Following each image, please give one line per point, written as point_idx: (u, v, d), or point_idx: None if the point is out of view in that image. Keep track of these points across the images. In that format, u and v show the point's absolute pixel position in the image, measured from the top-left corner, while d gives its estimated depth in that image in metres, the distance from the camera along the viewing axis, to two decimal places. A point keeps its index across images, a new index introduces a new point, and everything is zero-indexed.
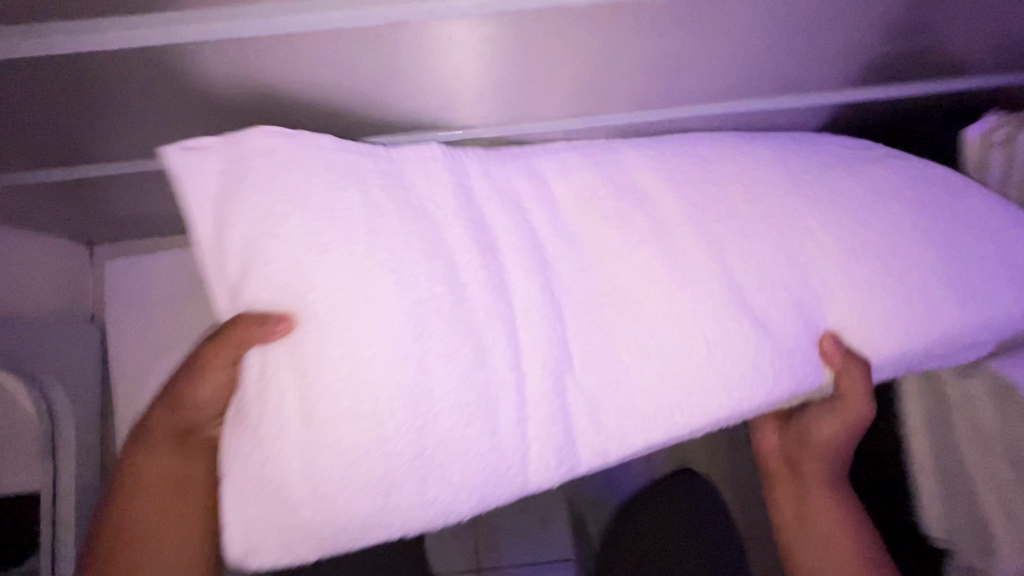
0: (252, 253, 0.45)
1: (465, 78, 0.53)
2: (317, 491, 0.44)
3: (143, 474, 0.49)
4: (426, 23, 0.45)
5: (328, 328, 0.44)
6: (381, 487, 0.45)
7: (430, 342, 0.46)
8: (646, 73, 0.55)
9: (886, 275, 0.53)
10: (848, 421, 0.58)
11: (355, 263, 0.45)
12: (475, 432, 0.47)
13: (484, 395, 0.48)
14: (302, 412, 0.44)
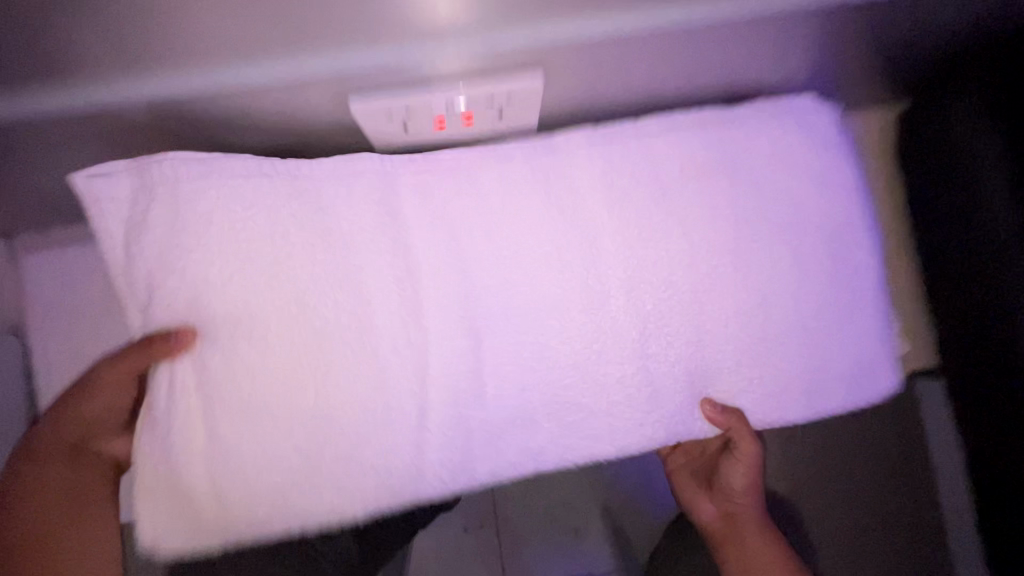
0: (164, 265, 0.50)
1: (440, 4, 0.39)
2: (220, 486, 0.51)
3: (35, 485, 0.55)
4: None
5: (232, 334, 0.50)
6: (273, 488, 0.51)
7: (312, 349, 0.51)
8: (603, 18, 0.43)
9: (739, 307, 0.55)
10: (748, 468, 0.60)
11: (249, 274, 0.51)
12: (352, 448, 0.51)
13: (369, 409, 0.51)
14: (199, 416, 0.50)
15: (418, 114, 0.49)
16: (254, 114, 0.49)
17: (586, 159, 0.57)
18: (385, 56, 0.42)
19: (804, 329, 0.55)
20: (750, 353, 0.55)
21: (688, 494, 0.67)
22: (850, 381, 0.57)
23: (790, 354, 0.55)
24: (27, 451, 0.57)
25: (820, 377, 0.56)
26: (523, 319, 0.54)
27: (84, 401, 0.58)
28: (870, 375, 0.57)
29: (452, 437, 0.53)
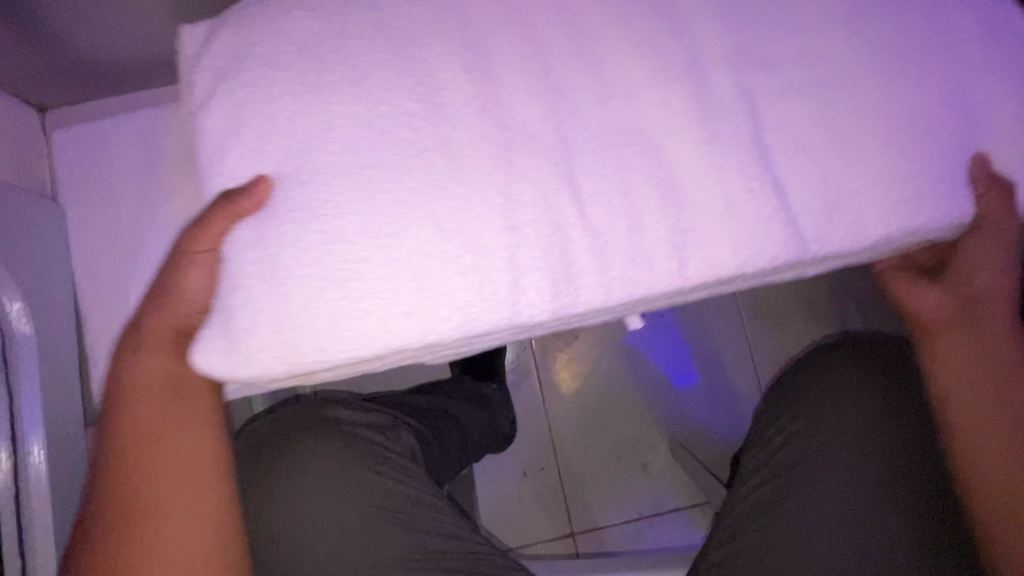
0: (228, 64, 0.42)
1: None
2: (290, 290, 0.39)
3: (136, 388, 0.42)
4: None
5: (301, 117, 0.41)
6: (360, 285, 0.39)
7: (394, 129, 0.41)
8: None
9: (928, 60, 0.45)
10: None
11: (320, 57, 0.42)
12: (438, 249, 0.40)
13: (445, 207, 0.40)
14: (241, 227, 0.40)
15: None
16: None
17: None
18: None
19: (968, 99, 0.44)
20: (910, 126, 0.42)
21: (897, 292, 0.50)
22: None
23: (958, 125, 0.43)
24: (128, 346, 0.43)
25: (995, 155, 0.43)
26: (612, 103, 0.43)
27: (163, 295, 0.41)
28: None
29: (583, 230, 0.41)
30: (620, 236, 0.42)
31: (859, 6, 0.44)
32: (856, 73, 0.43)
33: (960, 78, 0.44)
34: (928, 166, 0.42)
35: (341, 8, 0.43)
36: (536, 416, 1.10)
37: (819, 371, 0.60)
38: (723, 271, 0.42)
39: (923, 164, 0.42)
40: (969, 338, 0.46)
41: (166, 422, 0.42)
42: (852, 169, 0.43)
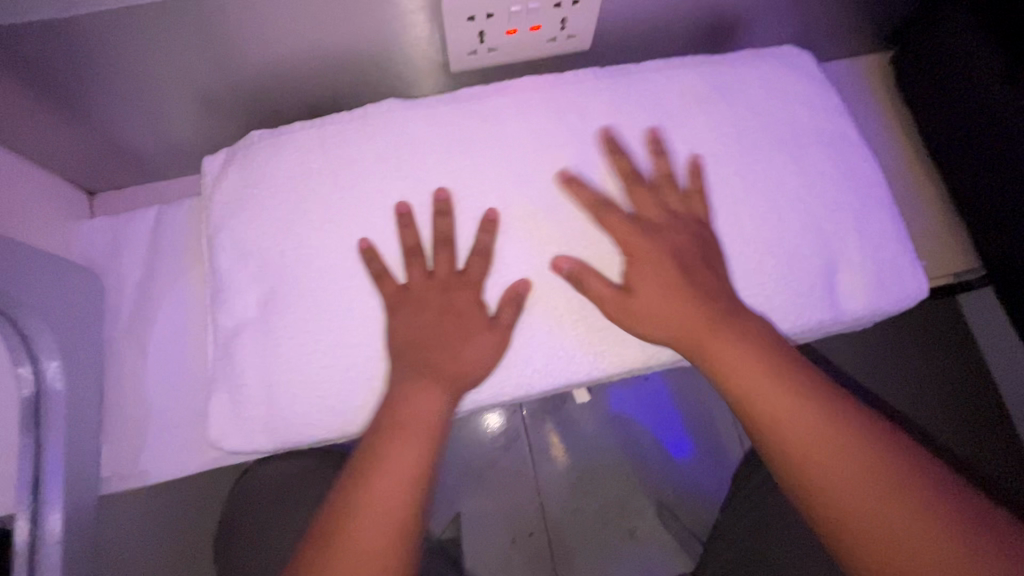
0: (249, 194, 0.57)
1: None
2: (277, 371, 0.52)
3: (404, 417, 0.50)
4: None
5: (297, 238, 0.55)
6: (324, 367, 0.52)
7: (367, 247, 0.54)
8: None
9: (782, 200, 0.58)
10: (665, 241, 0.55)
11: (315, 189, 0.56)
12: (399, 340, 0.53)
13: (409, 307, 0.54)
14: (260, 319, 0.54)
15: (460, 39, 0.58)
16: (326, 59, 0.60)
17: (605, 83, 0.62)
18: (423, 10, 0.55)
19: (820, 234, 0.58)
20: (766, 255, 0.57)
21: None
22: (881, 296, 0.58)
23: (808, 253, 0.57)
24: (408, 380, 0.51)
25: (842, 276, 0.57)
26: (541, 229, 0.56)
27: (452, 344, 0.53)
28: (897, 280, 0.58)
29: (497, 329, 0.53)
30: (542, 332, 0.54)
31: (726, 159, 0.59)
32: (728, 214, 0.58)
33: (811, 223, 0.58)
34: (782, 284, 0.56)
35: (331, 149, 0.57)
36: (526, 483, 1.08)
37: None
38: (623, 363, 0.55)
39: (777, 285, 0.56)
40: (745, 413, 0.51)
41: (403, 445, 0.49)
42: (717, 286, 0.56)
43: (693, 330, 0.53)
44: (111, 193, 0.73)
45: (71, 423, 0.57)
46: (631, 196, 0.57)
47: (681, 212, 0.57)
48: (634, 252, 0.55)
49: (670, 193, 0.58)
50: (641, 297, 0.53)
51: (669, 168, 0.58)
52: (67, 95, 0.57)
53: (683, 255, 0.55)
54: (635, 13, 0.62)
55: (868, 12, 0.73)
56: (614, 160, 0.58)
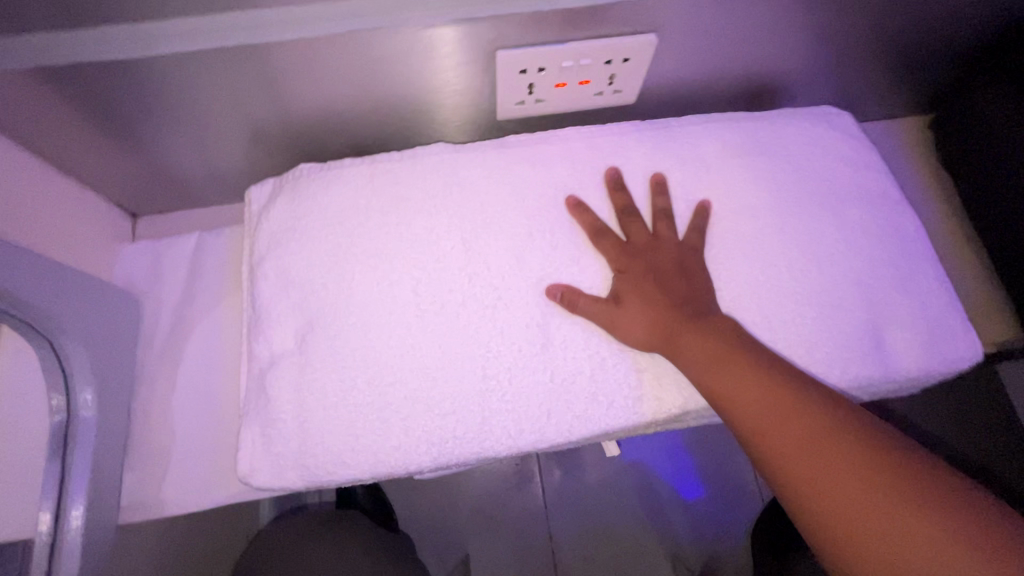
0: (292, 226, 0.57)
1: (513, 33, 0.53)
2: (312, 409, 0.51)
3: None
4: (431, 32, 0.52)
5: (340, 274, 0.55)
6: (362, 406, 0.51)
7: (410, 288, 0.54)
8: (691, 12, 0.54)
9: (827, 261, 0.57)
10: (652, 262, 0.54)
11: (360, 225, 0.56)
12: (439, 379, 0.52)
13: (451, 344, 0.53)
14: (299, 354, 0.53)
15: (511, 88, 0.60)
16: (380, 103, 0.62)
17: (650, 135, 0.63)
18: (478, 62, 0.57)
19: (865, 292, 0.57)
20: (811, 310, 0.56)
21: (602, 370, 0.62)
22: (933, 362, 0.56)
23: (854, 310, 0.56)
24: None
25: (890, 336, 0.56)
26: (584, 275, 0.56)
27: None
28: (951, 344, 0.56)
29: (534, 374, 0.52)
30: (584, 377, 0.52)
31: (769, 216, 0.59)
32: (771, 268, 0.57)
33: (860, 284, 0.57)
34: (828, 341, 0.55)
35: (377, 188, 0.58)
36: (540, 528, 1.05)
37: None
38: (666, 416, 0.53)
39: (823, 342, 0.55)
40: (739, 430, 0.47)
41: None
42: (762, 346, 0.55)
43: (677, 337, 0.50)
44: (155, 215, 0.74)
45: (97, 449, 0.56)
46: (620, 223, 0.57)
47: (668, 239, 0.56)
48: (622, 271, 0.54)
49: (664, 223, 0.57)
50: (623, 310, 0.52)
51: (669, 205, 0.58)
52: (125, 124, 0.58)
53: (663, 271, 0.54)
54: (681, 70, 0.63)
55: (906, 78, 0.74)
56: (613, 196, 0.58)
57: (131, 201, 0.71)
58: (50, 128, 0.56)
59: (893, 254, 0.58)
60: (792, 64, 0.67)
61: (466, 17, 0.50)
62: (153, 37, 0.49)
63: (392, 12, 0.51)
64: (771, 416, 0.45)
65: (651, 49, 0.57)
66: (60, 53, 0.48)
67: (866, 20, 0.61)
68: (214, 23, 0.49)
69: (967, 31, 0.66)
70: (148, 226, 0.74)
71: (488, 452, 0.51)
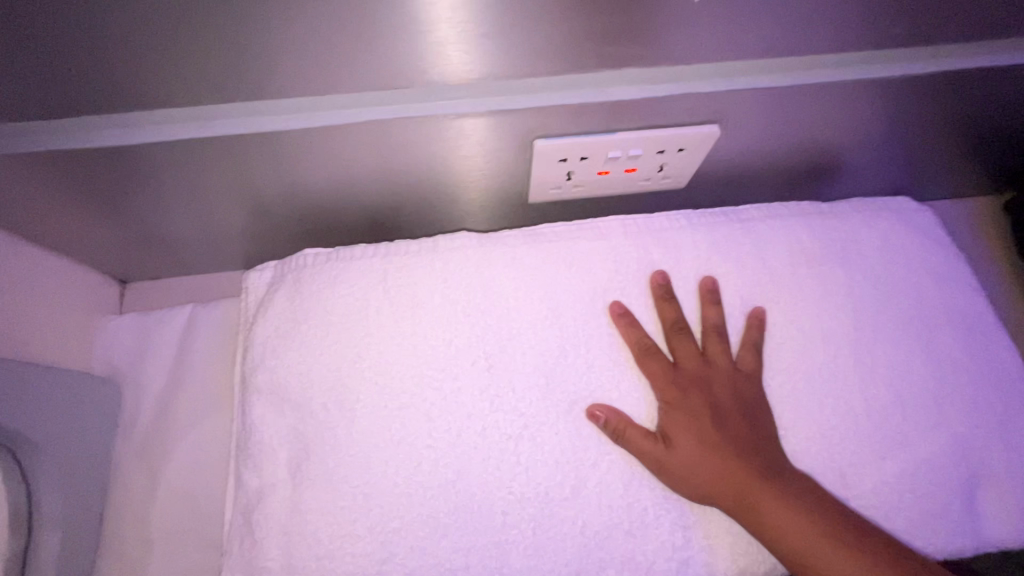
0: (291, 330, 0.50)
1: (556, 125, 0.46)
2: (305, 558, 0.44)
3: None
4: (463, 124, 0.45)
5: (346, 396, 0.48)
6: (363, 558, 0.44)
7: (425, 417, 0.48)
8: (757, 111, 0.48)
9: (896, 397, 0.51)
10: (705, 392, 0.50)
11: (371, 337, 0.50)
12: (453, 528, 0.45)
13: (468, 487, 0.46)
14: (294, 490, 0.46)
15: (546, 175, 0.52)
16: (400, 188, 0.54)
17: (701, 236, 0.56)
18: (514, 153, 0.50)
19: (957, 445, 0.50)
20: (892, 464, 0.49)
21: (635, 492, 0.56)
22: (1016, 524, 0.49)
23: (943, 466, 0.49)
24: None
25: (985, 498, 0.49)
26: (626, 404, 0.50)
27: None
28: None
29: (563, 525, 0.46)
30: (620, 533, 0.47)
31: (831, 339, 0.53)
32: (837, 404, 0.51)
33: (932, 427, 0.51)
34: (912, 504, 0.49)
35: (390, 288, 0.51)
36: None
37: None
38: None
39: (904, 503, 0.49)
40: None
41: None
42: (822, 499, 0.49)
43: (754, 500, 0.46)
44: (143, 285, 0.67)
45: (62, 574, 0.50)
46: (669, 338, 0.52)
47: (721, 363, 0.51)
48: (671, 402, 0.49)
49: (716, 341, 0.52)
50: (678, 453, 0.47)
51: (721, 319, 0.52)
52: (115, 205, 0.52)
53: (716, 405, 0.49)
54: (736, 164, 0.57)
55: (977, 167, 0.67)
56: (660, 306, 0.53)
57: (118, 271, 0.64)
58: (32, 207, 0.50)
59: (971, 392, 0.52)
60: (863, 154, 0.60)
61: (505, 108, 0.44)
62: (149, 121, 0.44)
63: (421, 102, 0.44)
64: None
65: (712, 140, 0.50)
66: (47, 139, 0.43)
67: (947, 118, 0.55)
68: (218, 112, 0.43)
69: None
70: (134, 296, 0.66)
71: None
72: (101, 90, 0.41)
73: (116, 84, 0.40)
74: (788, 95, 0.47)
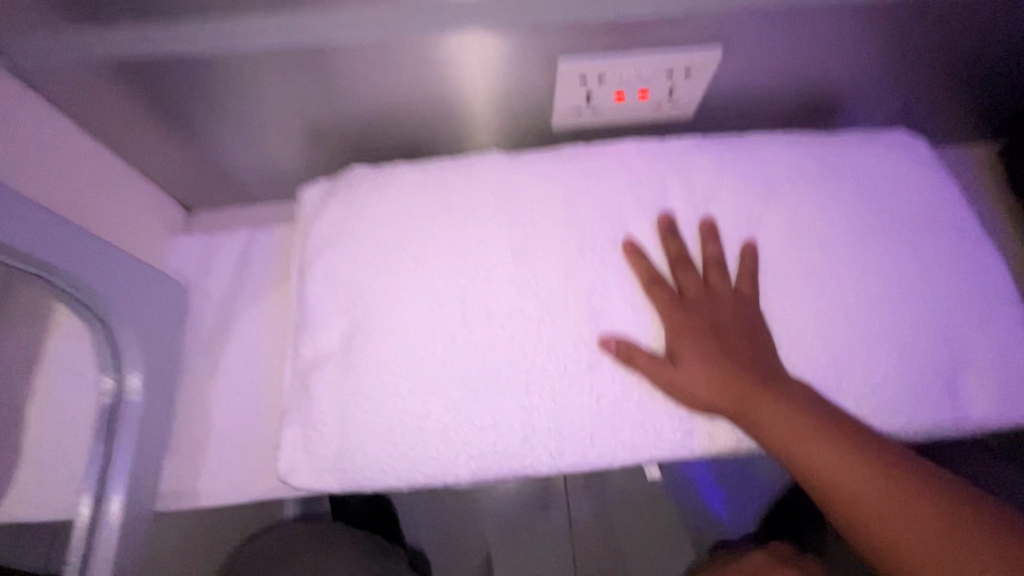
0: (344, 227, 0.57)
1: (576, 42, 0.53)
2: (354, 413, 0.51)
3: None
4: (496, 37, 0.51)
5: (391, 279, 0.55)
6: (405, 414, 0.51)
7: (460, 298, 0.54)
8: (756, 32, 0.54)
9: (890, 294, 0.55)
10: (709, 316, 0.54)
11: (413, 232, 0.57)
12: (483, 391, 0.52)
13: (497, 358, 0.53)
14: (346, 357, 0.53)
15: (568, 96, 0.59)
16: (438, 108, 0.62)
17: (709, 153, 0.62)
18: (540, 71, 0.57)
19: (948, 337, 0.54)
20: (884, 352, 0.54)
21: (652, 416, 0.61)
22: (1001, 409, 0.53)
23: (928, 352, 0.53)
24: None
25: (968, 382, 0.53)
26: (636, 323, 0.55)
27: None
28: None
29: (581, 391, 0.52)
30: (632, 402, 0.52)
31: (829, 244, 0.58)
32: (832, 300, 0.56)
33: (924, 322, 0.55)
34: (901, 386, 0.53)
35: (430, 194, 0.58)
36: None
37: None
38: (717, 450, 0.54)
39: (895, 387, 0.53)
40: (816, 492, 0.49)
41: None
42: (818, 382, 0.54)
43: (758, 409, 0.50)
44: (211, 208, 0.75)
45: (142, 435, 0.58)
46: (674, 270, 0.56)
47: (723, 292, 0.55)
48: (678, 326, 0.54)
49: (717, 272, 0.56)
50: (685, 370, 0.52)
51: (720, 253, 0.57)
52: (187, 119, 0.60)
53: (721, 327, 0.54)
54: (741, 92, 0.63)
55: (978, 104, 0.71)
56: (665, 242, 0.57)
57: (189, 194, 0.72)
58: (119, 118, 0.58)
59: (963, 292, 0.55)
60: (860, 81, 0.65)
61: (530, 23, 0.50)
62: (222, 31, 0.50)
63: (457, 18, 0.51)
64: (848, 478, 0.47)
65: (715, 63, 0.56)
66: (133, 48, 0.50)
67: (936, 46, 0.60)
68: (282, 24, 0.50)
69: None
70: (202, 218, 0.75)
71: (532, 468, 0.52)
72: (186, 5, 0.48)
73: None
74: (783, 17, 0.53)
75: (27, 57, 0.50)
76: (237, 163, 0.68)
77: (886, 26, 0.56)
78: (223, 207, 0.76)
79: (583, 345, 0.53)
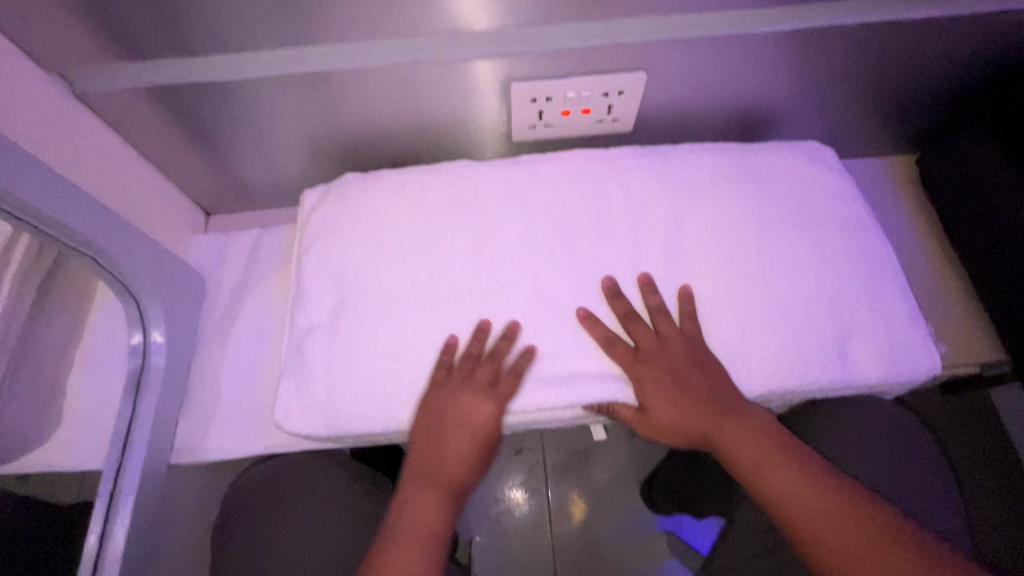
0: (333, 218, 0.69)
1: (525, 69, 0.65)
2: (336, 368, 0.62)
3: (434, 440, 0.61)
4: (458, 66, 0.64)
5: (371, 260, 0.66)
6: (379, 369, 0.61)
7: (427, 276, 0.65)
8: (675, 60, 0.66)
9: (793, 275, 0.65)
10: (665, 364, 0.61)
11: (389, 223, 0.68)
12: (445, 351, 0.62)
13: (457, 325, 0.63)
14: (333, 323, 0.64)
15: (522, 112, 0.71)
16: (415, 124, 0.74)
17: (643, 158, 0.72)
18: (498, 92, 0.69)
19: (839, 310, 0.63)
20: (786, 322, 0.63)
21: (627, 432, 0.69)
22: (886, 369, 0.62)
23: (822, 321, 0.63)
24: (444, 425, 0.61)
25: (856, 346, 0.62)
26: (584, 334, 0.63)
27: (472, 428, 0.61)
28: (906, 354, 0.62)
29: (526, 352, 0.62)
30: (569, 362, 0.62)
31: (743, 232, 0.67)
32: (745, 279, 0.65)
33: (821, 299, 0.64)
34: (800, 351, 0.62)
35: (405, 193, 0.70)
36: (540, 529, 1.13)
37: (848, 418, 0.68)
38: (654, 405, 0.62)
39: (795, 351, 0.62)
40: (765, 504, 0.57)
41: (435, 449, 0.61)
42: (731, 347, 0.63)
43: (714, 433, 0.60)
44: (230, 211, 0.88)
45: (163, 395, 0.68)
46: (625, 326, 0.63)
47: (673, 339, 0.62)
48: (640, 378, 0.61)
49: (663, 320, 0.63)
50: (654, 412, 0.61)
51: (661, 303, 0.63)
52: (206, 135, 0.72)
53: (678, 371, 0.61)
54: (671, 109, 0.75)
55: (890, 122, 0.81)
56: (612, 303, 0.64)
57: (210, 198, 0.85)
58: (152, 134, 0.70)
59: (855, 274, 0.65)
60: (780, 100, 0.76)
61: (484, 55, 0.62)
62: (237, 66, 0.62)
63: (427, 52, 0.63)
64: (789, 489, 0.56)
65: (641, 85, 0.68)
66: (163, 78, 0.62)
67: (836, 75, 0.71)
68: (285, 58, 0.62)
69: (932, 88, 0.74)
70: (223, 220, 0.89)
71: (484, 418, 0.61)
72: (206, 44, 0.60)
73: (216, 39, 0.59)
74: (695, 49, 0.64)
75: (83, 85, 0.62)
76: (248, 173, 0.80)
77: (787, 57, 0.67)
78: (241, 209, 0.89)
79: (531, 316, 0.63)
